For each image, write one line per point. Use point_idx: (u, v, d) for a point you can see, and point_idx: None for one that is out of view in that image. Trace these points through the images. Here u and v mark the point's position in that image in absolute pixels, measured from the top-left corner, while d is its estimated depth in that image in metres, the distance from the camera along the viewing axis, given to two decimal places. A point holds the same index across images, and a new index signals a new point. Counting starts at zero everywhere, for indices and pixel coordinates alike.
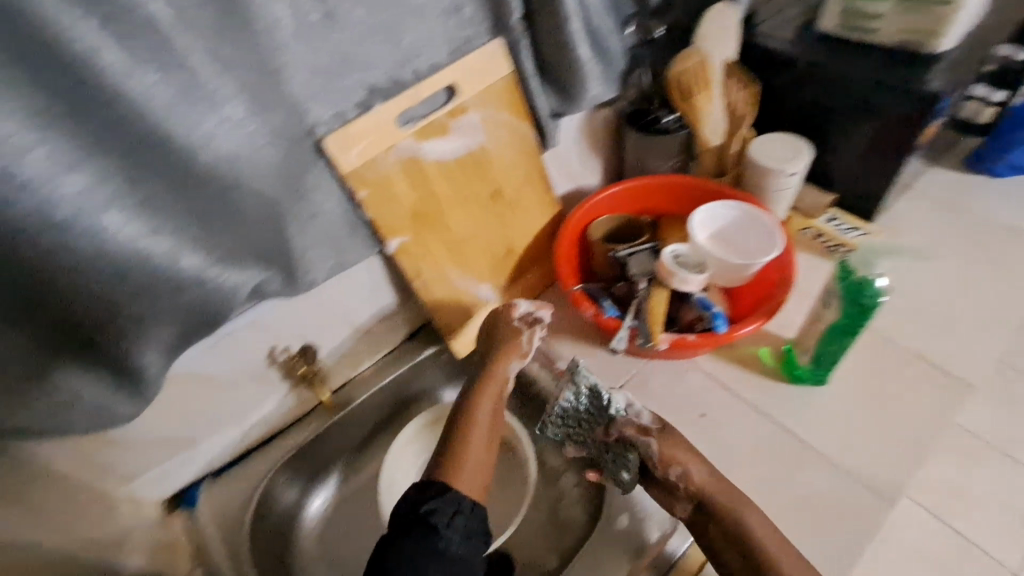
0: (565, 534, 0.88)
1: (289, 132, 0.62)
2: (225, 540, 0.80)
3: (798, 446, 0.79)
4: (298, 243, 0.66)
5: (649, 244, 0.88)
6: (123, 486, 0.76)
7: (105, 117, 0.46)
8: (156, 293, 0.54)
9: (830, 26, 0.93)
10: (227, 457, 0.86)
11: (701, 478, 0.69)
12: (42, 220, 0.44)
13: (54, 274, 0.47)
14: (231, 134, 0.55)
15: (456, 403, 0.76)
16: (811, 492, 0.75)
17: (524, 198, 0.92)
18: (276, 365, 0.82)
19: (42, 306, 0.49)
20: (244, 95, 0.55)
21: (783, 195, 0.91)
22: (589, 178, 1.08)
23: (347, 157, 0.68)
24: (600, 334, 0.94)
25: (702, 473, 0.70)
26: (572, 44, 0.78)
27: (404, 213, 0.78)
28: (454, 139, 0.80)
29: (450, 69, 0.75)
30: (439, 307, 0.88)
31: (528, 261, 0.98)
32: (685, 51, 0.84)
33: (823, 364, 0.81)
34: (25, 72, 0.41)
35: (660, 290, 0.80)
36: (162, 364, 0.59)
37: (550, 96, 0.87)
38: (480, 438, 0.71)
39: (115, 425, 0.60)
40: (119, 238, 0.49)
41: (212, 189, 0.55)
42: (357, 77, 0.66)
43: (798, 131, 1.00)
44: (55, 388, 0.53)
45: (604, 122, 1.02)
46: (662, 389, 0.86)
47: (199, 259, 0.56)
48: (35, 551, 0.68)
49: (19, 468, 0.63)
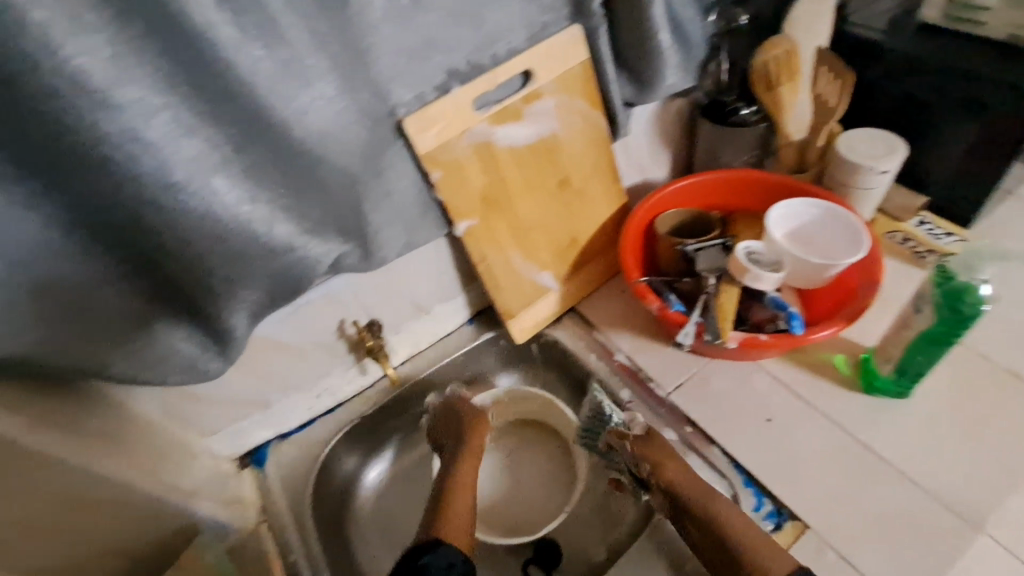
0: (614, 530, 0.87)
1: (372, 112, 0.64)
2: (289, 500, 0.84)
3: (872, 461, 0.74)
4: (375, 221, 0.69)
5: (720, 240, 0.85)
6: (202, 439, 0.82)
7: (217, 88, 0.49)
8: (249, 257, 0.57)
9: (935, 16, 0.85)
10: (294, 423, 0.91)
11: (674, 474, 0.74)
12: (160, 181, 0.48)
13: (167, 233, 0.51)
14: (323, 111, 0.58)
15: (442, 469, 0.83)
16: (886, 511, 0.70)
17: (591, 188, 0.91)
18: (344, 338, 0.86)
19: (155, 260, 0.53)
20: (336, 74, 0.57)
21: (872, 194, 0.86)
22: (658, 171, 1.05)
23: (423, 138, 0.70)
24: (663, 330, 0.92)
25: (675, 468, 0.74)
26: (653, 30, 0.76)
27: (473, 197, 0.79)
28: (527, 125, 0.80)
29: (528, 54, 0.75)
30: (501, 292, 0.89)
31: (591, 252, 0.97)
32: (773, 38, 0.80)
33: (908, 377, 0.74)
34: (156, 42, 0.45)
35: (730, 288, 0.76)
36: (248, 327, 0.63)
37: (625, 84, 0.85)
38: (464, 497, 0.79)
39: (203, 382, 0.64)
40: (223, 203, 0.53)
41: (304, 161, 0.58)
42: (439, 59, 0.67)
43: (890, 127, 0.93)
44: (157, 339, 0.58)
45: (678, 113, 0.99)
46: (725, 391, 0.83)
47: (290, 228, 0.59)
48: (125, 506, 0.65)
49: (119, 412, 0.69)
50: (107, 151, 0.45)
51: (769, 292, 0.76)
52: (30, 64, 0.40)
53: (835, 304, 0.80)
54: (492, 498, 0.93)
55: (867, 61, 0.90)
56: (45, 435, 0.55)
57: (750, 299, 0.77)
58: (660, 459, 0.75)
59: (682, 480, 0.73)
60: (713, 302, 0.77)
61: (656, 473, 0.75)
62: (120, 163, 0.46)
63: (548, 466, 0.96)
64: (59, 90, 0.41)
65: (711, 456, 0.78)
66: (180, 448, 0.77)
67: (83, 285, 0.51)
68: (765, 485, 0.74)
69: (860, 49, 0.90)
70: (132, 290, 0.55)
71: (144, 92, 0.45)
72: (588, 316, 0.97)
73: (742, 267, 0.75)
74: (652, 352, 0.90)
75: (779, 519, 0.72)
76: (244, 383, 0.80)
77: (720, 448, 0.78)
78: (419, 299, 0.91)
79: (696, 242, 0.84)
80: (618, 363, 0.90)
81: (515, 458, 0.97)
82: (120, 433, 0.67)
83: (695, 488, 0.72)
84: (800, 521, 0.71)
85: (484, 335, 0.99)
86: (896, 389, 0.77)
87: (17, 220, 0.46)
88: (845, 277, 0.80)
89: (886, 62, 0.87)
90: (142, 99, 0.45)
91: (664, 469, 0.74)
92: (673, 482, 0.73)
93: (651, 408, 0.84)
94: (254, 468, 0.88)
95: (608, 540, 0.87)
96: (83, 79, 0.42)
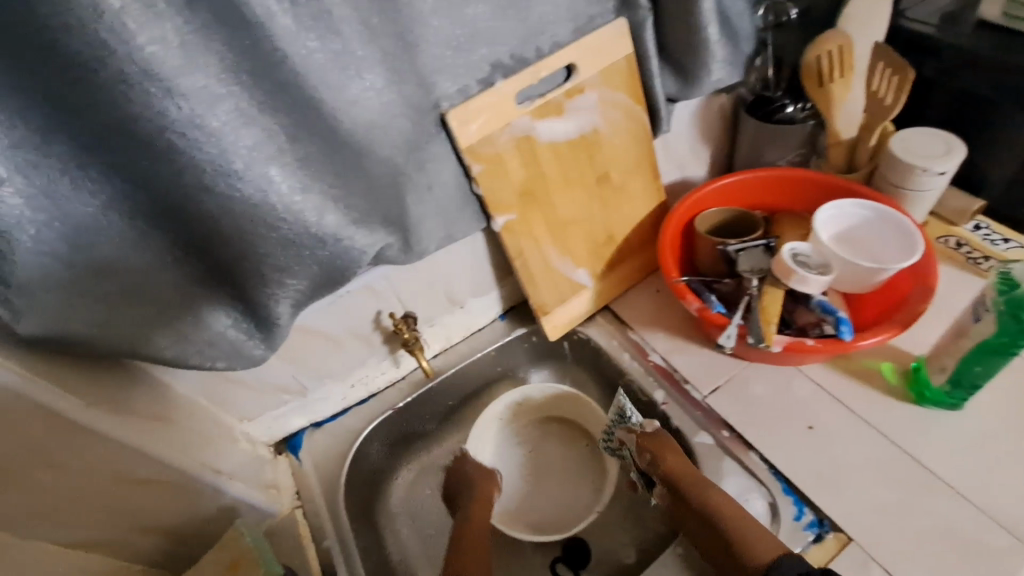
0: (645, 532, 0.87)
1: (417, 105, 0.64)
2: (323, 488, 0.86)
3: (921, 473, 0.72)
4: (417, 213, 0.69)
5: (763, 240, 0.83)
6: (240, 424, 0.84)
7: (274, 78, 0.50)
8: (299, 246, 0.57)
9: (994, 14, 0.79)
10: (328, 411, 0.92)
11: (673, 464, 0.76)
12: (219, 168, 0.49)
13: (222, 219, 0.52)
14: (372, 102, 0.58)
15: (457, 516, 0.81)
16: (936, 526, 0.68)
17: (630, 185, 0.90)
18: (379, 329, 0.87)
19: (208, 246, 0.55)
20: (385, 65, 0.57)
21: (926, 196, 0.82)
22: (697, 168, 1.03)
23: (466, 131, 0.70)
24: (700, 331, 0.90)
25: (674, 458, 0.76)
26: (701, 23, 0.74)
27: (512, 191, 0.79)
28: (569, 120, 0.79)
29: (572, 47, 0.74)
30: (537, 288, 0.88)
31: (628, 250, 0.96)
32: (825, 33, 0.77)
33: (962, 388, 0.71)
34: (220, 32, 0.46)
35: (774, 290, 0.75)
36: (291, 315, 0.63)
37: (668, 79, 0.83)
38: (480, 542, 0.76)
39: (248, 367, 0.65)
40: (277, 192, 0.53)
41: (352, 152, 0.59)
42: (483, 52, 0.66)
43: (947, 126, 0.89)
44: (206, 324, 0.59)
45: (721, 110, 0.97)
46: (764, 395, 0.81)
47: (338, 218, 0.60)
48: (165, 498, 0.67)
49: (165, 394, 0.71)
50: (171, 137, 0.46)
51: (816, 295, 0.74)
52: (103, 51, 0.41)
53: (883, 309, 0.78)
54: (521, 495, 0.93)
55: (924, 57, 0.86)
56: (95, 413, 0.57)
57: (796, 302, 0.76)
58: (659, 450, 0.78)
59: (681, 469, 0.75)
60: (755, 302, 0.75)
61: (655, 463, 0.77)
62: (183, 150, 0.47)
63: (578, 466, 0.95)
64: (129, 77, 0.42)
65: (748, 461, 0.76)
66: (222, 432, 0.80)
67: (139, 269, 0.53)
68: (805, 494, 0.72)
69: (917, 45, 0.86)
70: (184, 275, 0.56)
71: (207, 79, 0.46)
72: (622, 315, 0.96)
73: (788, 269, 0.73)
74: (688, 353, 0.88)
75: (820, 529, 0.70)
76: (282, 371, 0.82)
77: (759, 454, 0.77)
78: (453, 294, 0.91)
79: (739, 242, 0.82)
80: (653, 363, 0.89)
81: (544, 456, 0.96)
82: (165, 414, 0.69)
83: (690, 476, 0.74)
84: (843, 533, 0.69)
85: (516, 331, 0.98)
86: (950, 401, 0.74)
87: (81, 202, 0.48)
88: (896, 281, 0.77)
89: (947, 58, 0.83)
90: (205, 87, 0.46)
91: (662, 458, 0.77)
92: (670, 470, 0.76)
93: (686, 410, 0.83)
94: (289, 454, 0.90)
95: (638, 540, 0.87)
96: (151, 67, 0.43)
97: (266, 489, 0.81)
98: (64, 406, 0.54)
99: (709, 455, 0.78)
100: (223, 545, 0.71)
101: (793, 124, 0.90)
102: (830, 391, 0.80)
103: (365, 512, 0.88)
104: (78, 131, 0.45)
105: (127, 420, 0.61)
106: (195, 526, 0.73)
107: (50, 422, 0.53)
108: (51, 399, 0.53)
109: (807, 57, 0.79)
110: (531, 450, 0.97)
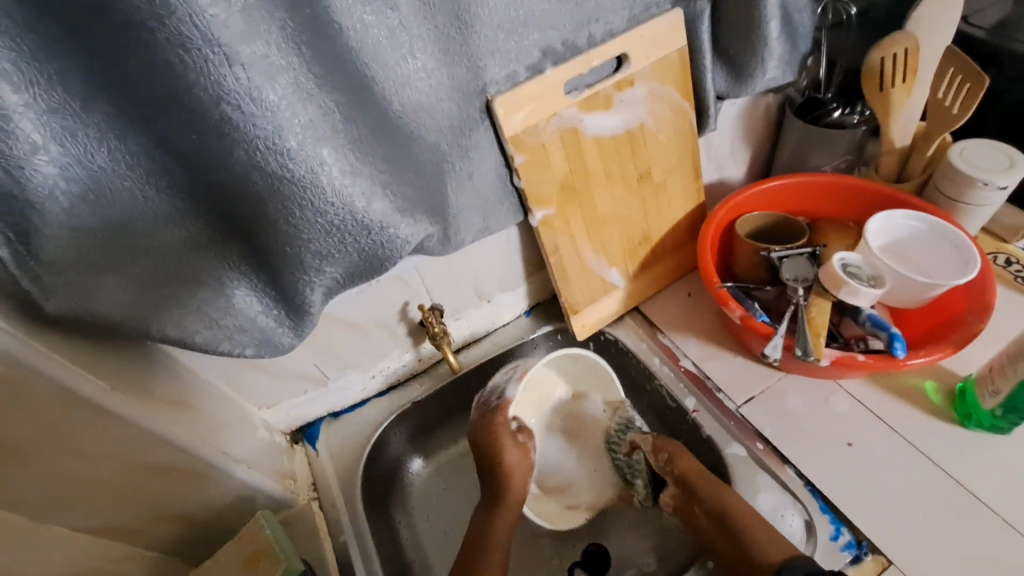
0: (669, 547, 0.84)
1: (465, 89, 0.60)
2: (340, 480, 0.84)
3: (963, 497, 0.70)
4: (457, 202, 0.66)
5: (809, 247, 0.80)
6: (258, 411, 0.82)
7: (331, 51, 0.47)
8: (342, 233, 0.54)
9: None
10: (346, 402, 0.90)
11: (687, 465, 0.77)
12: (273, 145, 0.46)
13: (267, 200, 0.49)
14: (423, 84, 0.55)
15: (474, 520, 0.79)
16: (980, 555, 0.66)
17: (672, 184, 0.87)
18: (404, 320, 0.84)
19: (248, 227, 0.52)
20: (436, 45, 0.54)
21: (980, 210, 0.79)
22: (736, 170, 1.00)
23: (512, 120, 0.66)
24: (734, 338, 0.87)
25: (686, 463, 0.77)
26: (763, 18, 0.71)
27: (553, 185, 0.75)
28: (616, 114, 0.76)
29: (626, 36, 0.70)
30: (570, 285, 0.85)
31: (662, 251, 0.92)
32: (894, 35, 0.73)
33: (1015, 414, 0.68)
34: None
35: (822, 301, 0.72)
36: (323, 303, 0.61)
37: (719, 76, 0.80)
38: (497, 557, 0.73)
39: (277, 355, 0.62)
40: (329, 173, 0.50)
41: (399, 135, 0.56)
42: (536, 37, 0.63)
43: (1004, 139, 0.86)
44: (237, 310, 0.56)
45: (766, 111, 0.93)
46: (801, 408, 0.79)
47: (386, 205, 0.56)
48: (178, 492, 0.65)
49: (188, 378, 0.69)
50: (225, 109, 0.43)
51: (865, 308, 0.72)
52: (163, 10, 0.38)
53: (933, 326, 0.75)
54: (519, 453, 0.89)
55: (986, 66, 0.82)
56: (120, 397, 0.54)
57: (842, 314, 0.74)
58: (674, 453, 0.79)
59: (697, 473, 0.75)
60: (802, 313, 0.72)
61: (669, 461, 0.78)
62: (236, 123, 0.44)
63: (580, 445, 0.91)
64: (188, 41, 0.39)
65: (784, 476, 0.74)
66: (241, 419, 0.77)
67: (172, 248, 0.50)
68: (843, 513, 0.70)
69: (980, 52, 0.82)
70: (218, 257, 0.53)
71: (268, 48, 0.43)
72: (652, 317, 0.93)
73: (838, 280, 0.70)
74: (722, 361, 0.86)
75: (858, 551, 0.68)
76: (305, 360, 0.79)
77: (795, 469, 0.74)
78: (481, 287, 0.88)
79: (783, 249, 0.79)
80: (685, 370, 0.86)
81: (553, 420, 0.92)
82: (188, 398, 0.66)
83: (704, 478, 0.74)
84: (883, 555, 0.67)
85: (542, 329, 0.96)
86: (999, 424, 0.71)
87: (119, 174, 0.45)
88: (949, 298, 0.75)
89: (1011, 67, 0.80)
90: (265, 56, 0.43)
91: (675, 459, 0.77)
92: (682, 471, 0.76)
93: (720, 419, 0.81)
94: (305, 444, 0.88)
95: (660, 548, 0.84)
96: (211, 31, 0.39)
97: (282, 479, 0.79)
98: (91, 390, 0.51)
99: (742, 467, 0.76)
100: (242, 537, 0.69)
101: (844, 128, 0.86)
102: (869, 407, 0.78)
103: (380, 506, 0.86)
104: (123, 97, 0.42)
105: (153, 404, 0.59)
106: (215, 516, 0.71)
107: (75, 406, 0.50)
108: (77, 380, 0.50)
109: (871, 60, 0.75)
110: (546, 414, 0.93)
